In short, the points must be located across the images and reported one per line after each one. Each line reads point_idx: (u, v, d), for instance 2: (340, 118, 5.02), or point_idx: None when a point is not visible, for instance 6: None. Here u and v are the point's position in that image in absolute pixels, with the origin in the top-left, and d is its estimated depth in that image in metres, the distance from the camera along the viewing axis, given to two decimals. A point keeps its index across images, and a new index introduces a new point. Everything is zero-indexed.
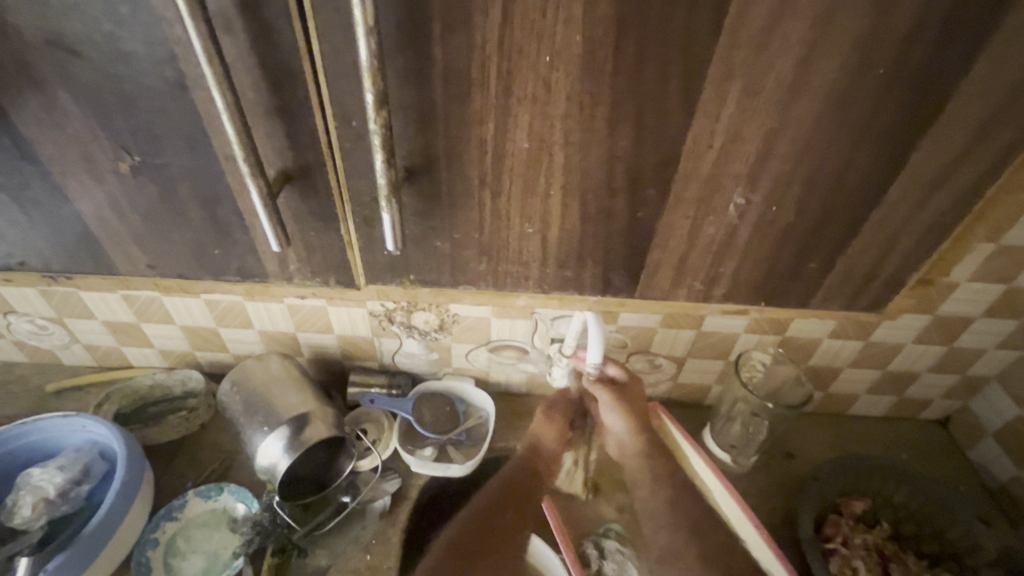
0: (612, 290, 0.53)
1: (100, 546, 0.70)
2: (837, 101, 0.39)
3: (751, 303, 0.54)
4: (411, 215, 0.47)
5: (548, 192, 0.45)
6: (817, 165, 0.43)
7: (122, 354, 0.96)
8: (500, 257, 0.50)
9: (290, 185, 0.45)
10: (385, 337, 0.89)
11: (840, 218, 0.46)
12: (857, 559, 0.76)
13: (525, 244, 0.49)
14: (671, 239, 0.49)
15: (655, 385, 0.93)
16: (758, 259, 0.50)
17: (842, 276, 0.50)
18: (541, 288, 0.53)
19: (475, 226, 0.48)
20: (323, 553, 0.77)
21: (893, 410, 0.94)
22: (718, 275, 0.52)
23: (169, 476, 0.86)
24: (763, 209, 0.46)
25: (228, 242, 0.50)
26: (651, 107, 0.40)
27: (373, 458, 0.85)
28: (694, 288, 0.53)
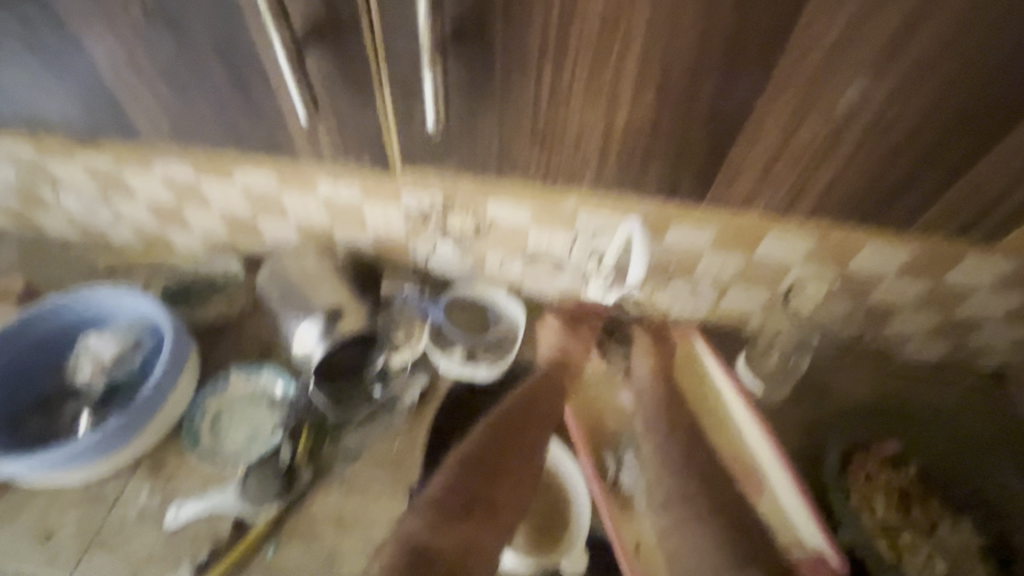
0: (658, 188, 0.57)
1: (153, 410, 0.76)
2: (981, 27, 0.40)
3: (844, 198, 0.55)
4: (459, 83, 0.49)
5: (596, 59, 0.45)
6: (945, 89, 0.44)
7: (165, 237, 0.98)
8: (549, 143, 0.54)
9: (321, 38, 0.46)
10: (420, 238, 0.87)
11: (961, 143, 0.48)
12: (878, 495, 0.74)
13: (584, 116, 0.50)
14: (764, 130, 0.50)
15: (693, 311, 0.89)
16: (861, 176, 0.53)
17: (955, 198, 0.54)
18: (594, 183, 0.58)
19: (530, 100, 0.50)
20: (354, 439, 0.82)
21: (947, 359, 0.88)
22: (817, 165, 0.53)
23: (213, 355, 0.90)
24: (900, 84, 0.45)
25: (255, 99, 0.52)
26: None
27: (404, 354, 0.86)
28: (781, 194, 0.57)
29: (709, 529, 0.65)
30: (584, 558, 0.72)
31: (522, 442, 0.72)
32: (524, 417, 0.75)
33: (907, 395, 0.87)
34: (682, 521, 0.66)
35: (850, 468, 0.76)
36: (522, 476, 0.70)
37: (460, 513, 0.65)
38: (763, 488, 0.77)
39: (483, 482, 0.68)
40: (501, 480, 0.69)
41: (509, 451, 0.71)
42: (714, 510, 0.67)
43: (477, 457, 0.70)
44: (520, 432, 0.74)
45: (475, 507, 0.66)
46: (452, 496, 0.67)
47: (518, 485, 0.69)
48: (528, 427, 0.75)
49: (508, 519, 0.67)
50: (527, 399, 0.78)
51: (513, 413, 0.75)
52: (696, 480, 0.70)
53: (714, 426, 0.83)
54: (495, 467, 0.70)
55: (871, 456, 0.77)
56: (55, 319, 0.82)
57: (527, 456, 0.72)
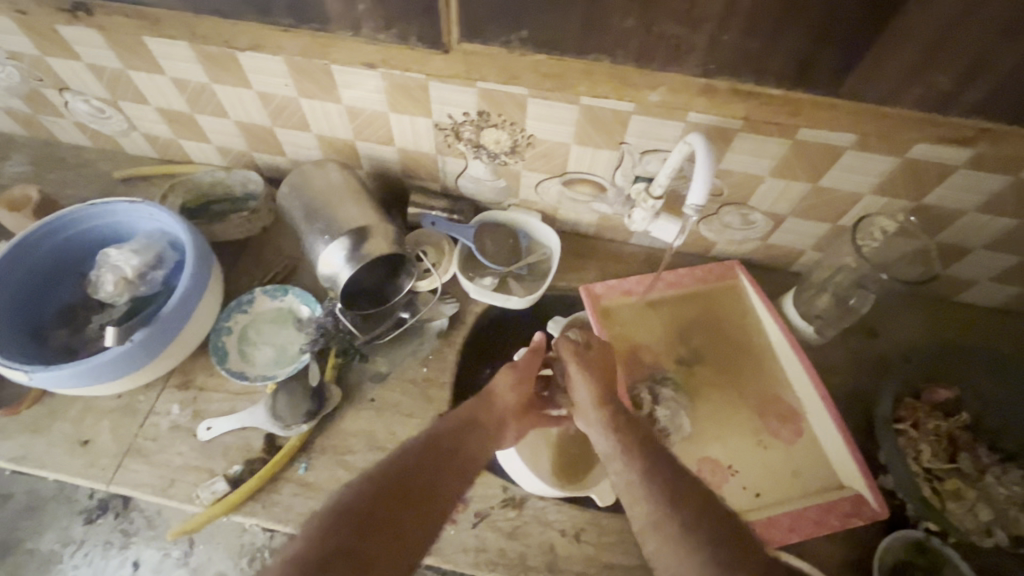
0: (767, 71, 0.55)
1: (179, 327, 0.74)
2: None
3: (1001, 99, 0.52)
4: None
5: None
6: None
7: (181, 147, 0.93)
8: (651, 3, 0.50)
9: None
10: (450, 156, 0.80)
11: None
12: (924, 443, 0.71)
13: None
14: (937, 5, 0.46)
15: (741, 243, 0.83)
16: None
17: None
18: (701, 65, 0.55)
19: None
20: (383, 361, 0.80)
21: (1012, 303, 0.82)
22: (992, 53, 0.48)
23: (236, 272, 0.87)
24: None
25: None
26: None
27: (432, 280, 0.83)
28: (938, 84, 0.52)
29: (711, 552, 0.51)
30: (613, 489, 0.71)
31: (450, 457, 0.58)
32: (468, 428, 0.62)
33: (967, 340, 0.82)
34: (650, 525, 0.55)
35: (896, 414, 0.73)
36: (434, 501, 0.54)
37: (320, 571, 0.45)
38: (803, 429, 0.75)
39: (360, 535, 0.49)
40: (392, 527, 0.50)
41: (440, 463, 0.57)
42: (699, 520, 0.53)
43: (395, 475, 0.54)
44: (460, 441, 0.61)
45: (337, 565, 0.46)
46: (325, 539, 0.48)
47: (414, 522, 0.52)
48: (466, 439, 0.61)
49: (405, 554, 0.50)
50: (479, 400, 0.66)
51: (460, 416, 0.63)
52: (681, 500, 0.55)
53: (756, 365, 0.79)
54: (382, 515, 0.51)
55: (920, 403, 0.74)
56: (71, 232, 0.79)
57: (456, 479, 0.57)
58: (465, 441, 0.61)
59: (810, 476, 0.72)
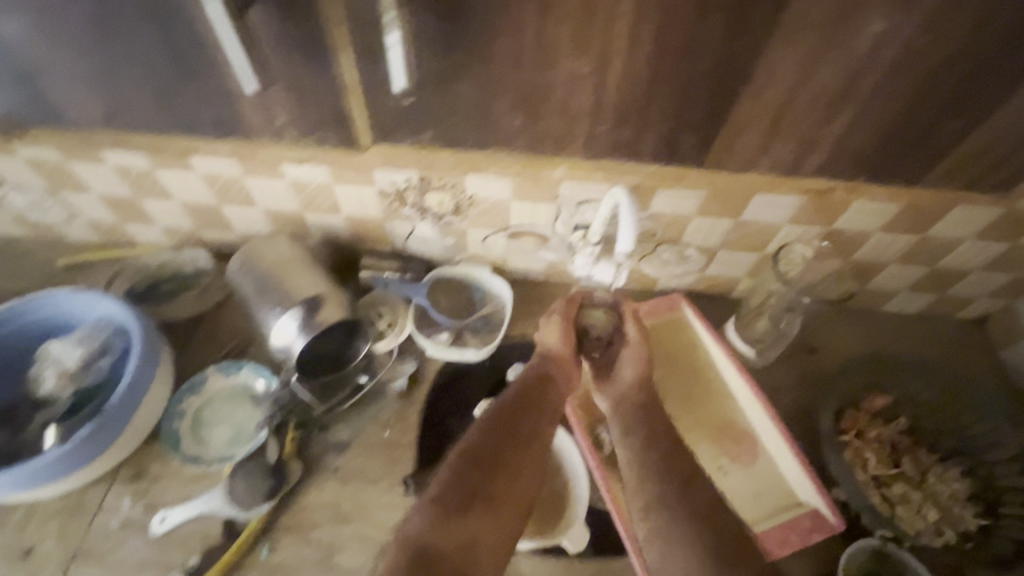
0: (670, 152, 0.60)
1: (127, 416, 0.72)
2: None
3: (856, 152, 0.59)
4: (423, 42, 0.50)
5: (542, 19, 0.47)
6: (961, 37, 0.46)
7: (126, 230, 0.92)
8: (534, 109, 0.56)
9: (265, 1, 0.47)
10: (398, 219, 0.83)
11: (970, 97, 0.51)
12: (869, 450, 0.76)
13: (578, 84, 0.52)
14: (771, 86, 0.51)
15: (681, 277, 0.88)
16: (877, 126, 0.55)
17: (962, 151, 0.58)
18: (590, 151, 0.61)
19: (510, 63, 0.51)
20: (345, 429, 0.80)
21: (930, 310, 0.88)
22: (828, 123, 0.55)
23: (188, 352, 0.86)
24: (913, 39, 0.47)
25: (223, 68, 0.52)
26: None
27: (388, 340, 0.84)
28: (788, 149, 0.59)
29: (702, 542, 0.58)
30: (583, 533, 0.73)
31: (531, 416, 0.70)
32: (538, 397, 0.72)
33: (898, 347, 0.87)
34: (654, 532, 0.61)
35: (842, 425, 0.77)
36: (529, 452, 0.67)
37: (454, 512, 0.59)
38: (758, 449, 0.78)
39: (480, 480, 0.62)
40: (505, 470, 0.64)
41: (527, 423, 0.69)
42: (704, 514, 0.60)
43: (496, 434, 0.66)
44: (536, 409, 0.71)
45: (474, 502, 0.60)
46: (452, 486, 0.61)
47: (518, 467, 0.65)
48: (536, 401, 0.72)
49: (516, 497, 0.63)
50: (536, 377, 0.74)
51: (533, 385, 0.73)
52: (685, 512, 0.60)
53: (706, 393, 0.82)
54: (495, 462, 0.64)
55: (861, 413, 0.78)
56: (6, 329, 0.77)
57: (540, 429, 0.69)
58: (536, 401, 0.71)
59: (768, 498, 0.75)
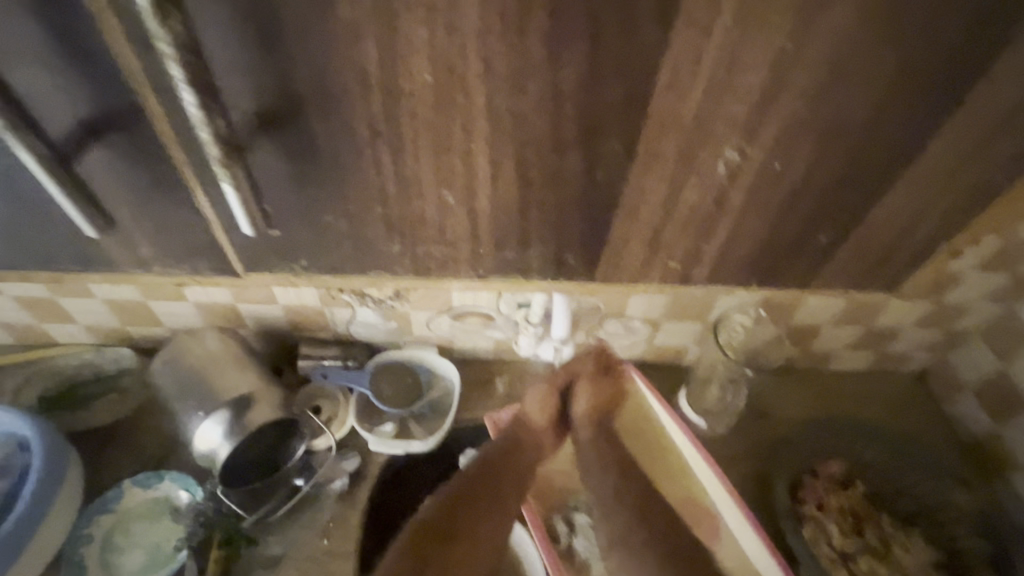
0: (565, 270, 0.51)
1: (20, 546, 0.64)
2: (829, 83, 0.36)
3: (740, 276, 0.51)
4: (282, 172, 0.42)
5: (399, 156, 0.41)
6: (828, 130, 0.39)
7: (42, 331, 0.85)
8: (412, 237, 0.47)
9: (105, 139, 0.42)
10: (336, 306, 0.80)
11: (850, 198, 0.43)
12: (832, 523, 0.74)
13: (448, 218, 0.46)
14: (641, 209, 0.45)
15: (630, 348, 0.87)
16: (755, 231, 0.47)
17: (856, 250, 0.48)
18: (476, 271, 0.51)
19: (374, 197, 0.44)
20: (276, 541, 0.73)
21: (873, 366, 0.89)
22: (702, 246, 0.48)
23: (103, 464, 0.79)
24: (764, 164, 0.41)
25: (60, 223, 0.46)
26: (615, 81, 0.36)
27: (327, 437, 0.78)
28: (672, 265, 0.50)
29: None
30: None
31: (512, 464, 0.71)
32: (520, 446, 0.73)
33: (848, 409, 0.87)
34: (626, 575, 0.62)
35: (800, 497, 0.75)
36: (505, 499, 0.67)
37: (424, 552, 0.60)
38: (719, 530, 0.74)
39: (447, 519, 0.63)
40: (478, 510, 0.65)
41: (506, 469, 0.69)
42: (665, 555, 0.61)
43: (478, 476, 0.68)
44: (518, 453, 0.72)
45: (436, 539, 0.61)
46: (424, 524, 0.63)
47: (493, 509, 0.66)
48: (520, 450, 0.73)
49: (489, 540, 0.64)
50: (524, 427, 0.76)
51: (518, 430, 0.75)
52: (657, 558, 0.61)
53: (665, 470, 0.79)
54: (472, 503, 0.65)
55: (818, 480, 0.76)
56: None
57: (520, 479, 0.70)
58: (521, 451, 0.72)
59: None
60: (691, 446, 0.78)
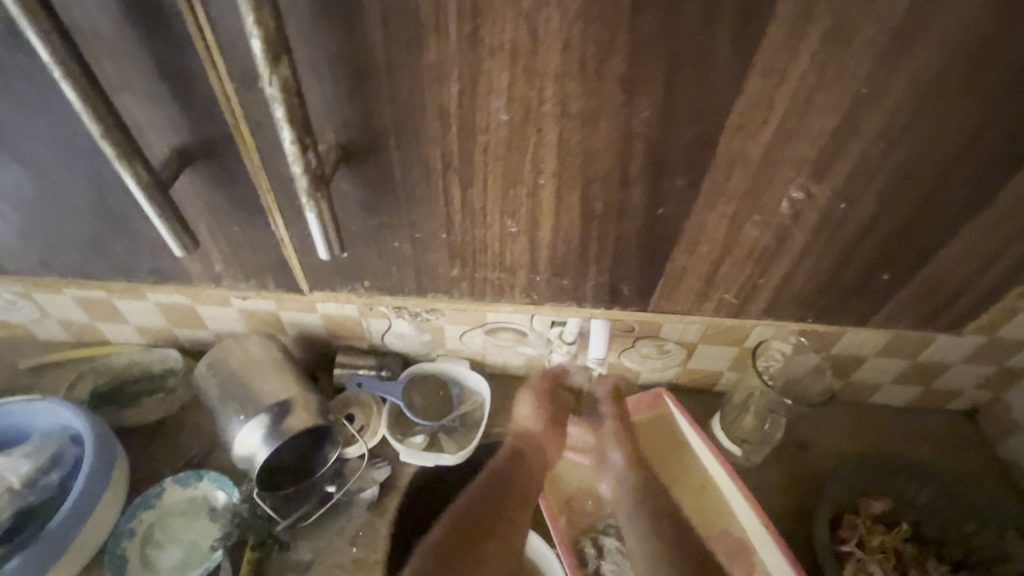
0: (619, 301, 0.46)
1: (69, 538, 0.66)
2: (903, 129, 0.33)
3: (792, 318, 0.46)
4: (354, 206, 0.39)
5: (467, 190, 0.38)
6: (900, 173, 0.35)
7: (97, 329, 0.89)
8: (474, 263, 0.43)
9: (194, 164, 0.37)
10: (373, 316, 0.81)
11: (914, 244, 0.39)
12: (873, 563, 0.71)
13: (507, 244, 0.41)
14: (699, 241, 0.41)
15: (663, 370, 0.85)
16: (812, 268, 0.42)
17: (922, 289, 0.43)
18: (530, 297, 0.46)
19: (441, 224, 0.40)
20: (307, 546, 0.74)
21: (918, 401, 0.86)
22: (757, 286, 0.44)
23: (148, 462, 0.81)
24: (830, 204, 0.37)
25: (125, 235, 0.42)
26: (685, 125, 0.34)
27: (360, 445, 0.80)
28: (725, 299, 0.45)
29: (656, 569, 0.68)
30: None
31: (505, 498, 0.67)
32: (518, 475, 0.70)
33: (895, 448, 0.84)
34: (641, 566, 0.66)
35: (839, 535, 0.73)
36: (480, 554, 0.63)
37: None
38: (753, 565, 0.72)
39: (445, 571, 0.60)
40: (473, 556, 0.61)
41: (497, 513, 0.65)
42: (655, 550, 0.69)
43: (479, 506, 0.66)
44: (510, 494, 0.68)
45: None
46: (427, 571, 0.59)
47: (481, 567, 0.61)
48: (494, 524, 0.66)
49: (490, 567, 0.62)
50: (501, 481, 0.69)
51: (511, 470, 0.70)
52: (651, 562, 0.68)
53: (696, 497, 0.78)
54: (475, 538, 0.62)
55: (859, 518, 0.74)
56: None
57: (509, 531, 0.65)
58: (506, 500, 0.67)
59: None
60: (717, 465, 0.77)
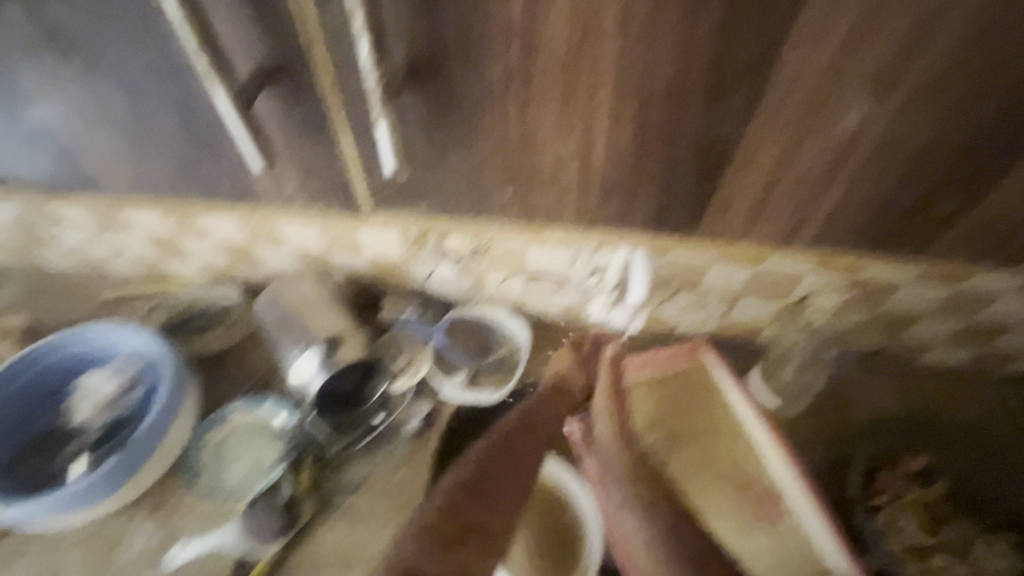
0: (670, 221, 0.53)
1: (153, 447, 0.75)
2: (967, 54, 0.36)
3: (851, 240, 0.52)
4: (417, 123, 0.46)
5: (528, 104, 0.43)
6: (962, 97, 0.38)
7: (164, 267, 0.96)
8: (527, 184, 0.51)
9: (274, 85, 0.45)
10: (418, 261, 0.84)
11: (976, 164, 0.43)
12: (907, 516, 0.71)
13: (564, 163, 0.48)
14: (757, 165, 0.45)
15: (702, 323, 0.85)
16: (873, 190, 0.46)
17: (989, 208, 0.46)
18: (584, 215, 0.53)
19: (499, 140, 0.47)
20: (358, 469, 0.81)
21: (974, 364, 0.82)
22: (817, 210, 0.49)
23: (215, 387, 0.89)
24: (889, 126, 0.41)
25: (212, 152, 0.52)
26: (751, 47, 0.37)
27: (406, 379, 0.84)
28: (783, 222, 0.51)
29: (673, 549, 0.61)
30: None
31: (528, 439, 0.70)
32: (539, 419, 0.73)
33: (938, 410, 0.82)
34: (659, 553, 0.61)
35: (873, 487, 0.72)
36: (511, 496, 0.65)
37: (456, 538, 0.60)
38: (782, 513, 0.74)
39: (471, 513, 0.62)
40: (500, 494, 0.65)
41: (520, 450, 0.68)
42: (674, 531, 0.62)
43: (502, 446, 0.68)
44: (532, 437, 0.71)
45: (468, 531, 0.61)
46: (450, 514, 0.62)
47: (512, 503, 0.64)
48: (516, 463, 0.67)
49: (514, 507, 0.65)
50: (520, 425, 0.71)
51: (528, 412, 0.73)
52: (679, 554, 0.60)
53: (727, 446, 0.80)
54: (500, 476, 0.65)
55: (895, 473, 0.73)
56: (52, 358, 0.80)
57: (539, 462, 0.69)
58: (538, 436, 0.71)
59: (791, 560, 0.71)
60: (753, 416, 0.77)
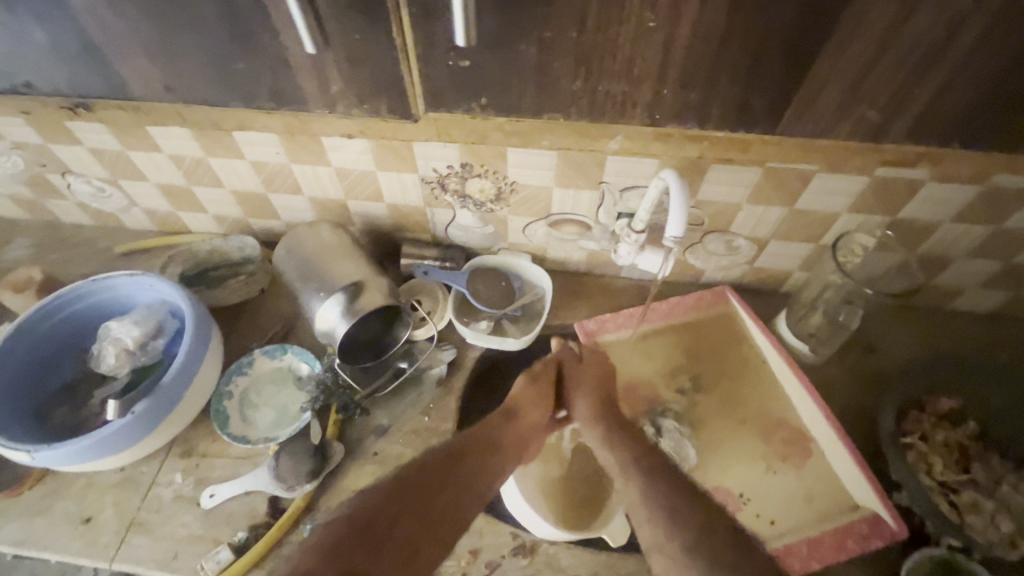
0: (751, 118, 0.55)
1: (181, 392, 0.75)
2: None
3: (934, 136, 0.54)
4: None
5: None
6: None
7: (179, 218, 0.94)
8: (595, 70, 0.52)
9: None
10: (438, 207, 0.82)
11: None
12: (935, 456, 0.71)
13: (645, 40, 0.48)
14: (854, 50, 0.47)
15: (729, 269, 0.84)
16: (968, 79, 0.48)
17: None
18: (654, 117, 0.56)
19: (574, 21, 0.47)
20: (384, 414, 0.81)
21: (1004, 307, 0.81)
22: (908, 101, 0.51)
23: (237, 336, 0.89)
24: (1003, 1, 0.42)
25: (254, 50, 0.53)
26: None
27: (428, 328, 0.85)
28: (867, 118, 0.53)
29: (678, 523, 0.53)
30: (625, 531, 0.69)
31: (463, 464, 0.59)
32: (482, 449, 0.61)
33: (969, 351, 0.81)
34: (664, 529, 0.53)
35: (903, 428, 0.72)
36: (430, 533, 0.53)
37: None
38: (811, 451, 0.74)
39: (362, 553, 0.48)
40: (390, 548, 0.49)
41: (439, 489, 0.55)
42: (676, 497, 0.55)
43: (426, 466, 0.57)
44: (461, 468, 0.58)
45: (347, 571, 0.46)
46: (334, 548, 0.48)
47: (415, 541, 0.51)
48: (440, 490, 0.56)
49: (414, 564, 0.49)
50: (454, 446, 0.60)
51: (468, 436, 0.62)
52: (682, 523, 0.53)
53: (756, 389, 0.79)
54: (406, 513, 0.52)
55: (926, 415, 0.73)
56: (75, 307, 0.80)
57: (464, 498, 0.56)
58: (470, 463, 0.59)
59: (823, 498, 0.71)
60: (781, 359, 0.78)
